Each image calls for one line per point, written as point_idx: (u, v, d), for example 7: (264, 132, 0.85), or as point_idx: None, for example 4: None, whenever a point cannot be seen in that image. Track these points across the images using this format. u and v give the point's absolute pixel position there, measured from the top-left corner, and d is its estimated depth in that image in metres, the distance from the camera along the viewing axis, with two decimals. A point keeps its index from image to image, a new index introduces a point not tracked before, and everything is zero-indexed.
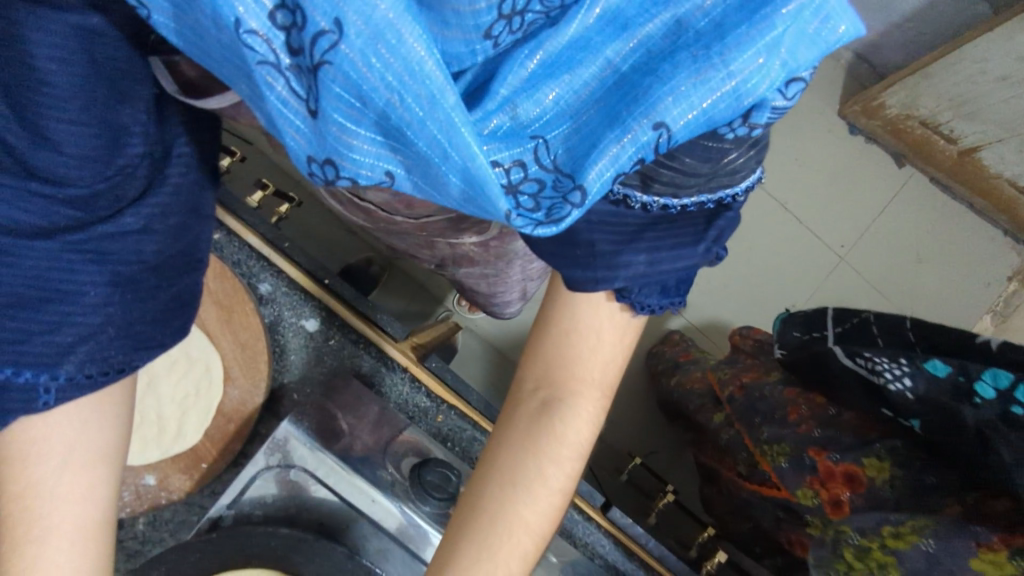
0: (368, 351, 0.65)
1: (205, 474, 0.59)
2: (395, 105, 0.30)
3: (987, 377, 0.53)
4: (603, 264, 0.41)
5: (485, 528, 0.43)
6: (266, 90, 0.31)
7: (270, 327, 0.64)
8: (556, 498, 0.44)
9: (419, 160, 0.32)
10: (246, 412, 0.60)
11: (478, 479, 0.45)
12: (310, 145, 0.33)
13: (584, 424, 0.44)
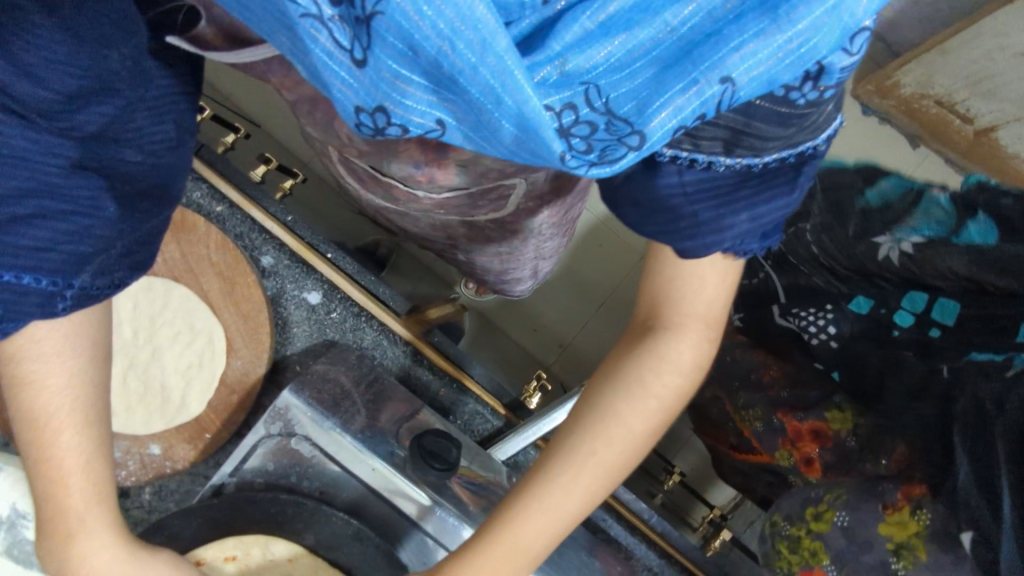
0: (369, 324, 0.65)
1: (210, 445, 0.60)
2: (446, 51, 0.28)
3: (904, 307, 0.68)
4: (708, 231, 0.45)
5: (592, 421, 0.48)
6: (309, 44, 0.29)
7: (272, 300, 0.64)
8: (659, 409, 0.48)
9: (470, 105, 0.30)
10: (248, 383, 0.61)
11: (594, 382, 0.50)
12: (357, 95, 0.31)
13: (687, 351, 0.48)
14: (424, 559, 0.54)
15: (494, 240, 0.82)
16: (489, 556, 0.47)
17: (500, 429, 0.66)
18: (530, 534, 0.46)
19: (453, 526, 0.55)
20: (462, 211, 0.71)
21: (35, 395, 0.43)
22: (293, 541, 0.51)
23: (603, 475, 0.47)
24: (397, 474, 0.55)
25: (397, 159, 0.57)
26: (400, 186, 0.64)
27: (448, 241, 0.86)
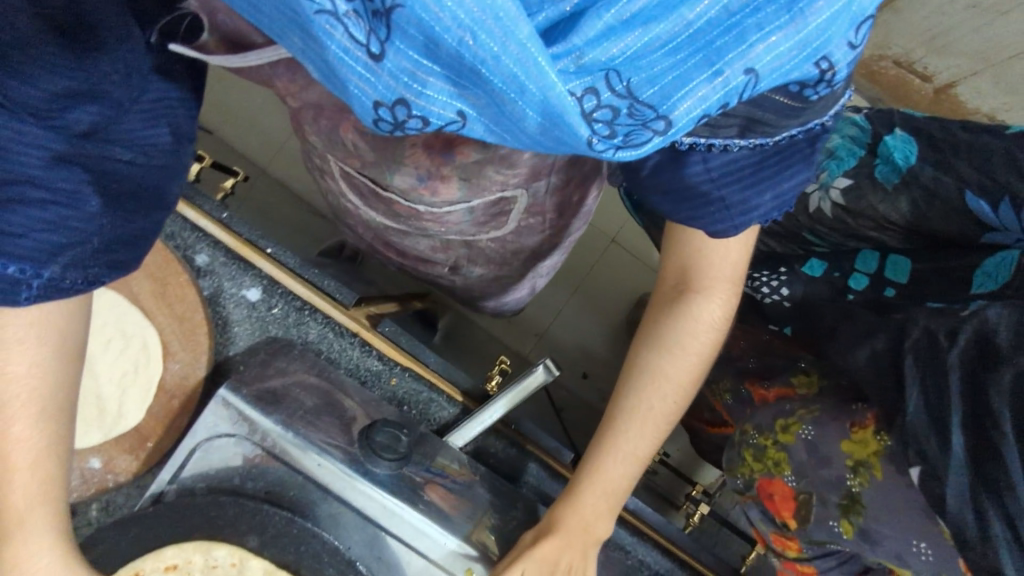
0: (314, 318, 0.63)
1: (153, 454, 0.57)
2: (467, 42, 0.31)
3: (857, 269, 0.73)
4: (736, 211, 0.51)
5: (645, 381, 0.60)
6: (325, 40, 0.32)
7: (210, 300, 0.62)
8: (698, 359, 0.59)
9: (493, 96, 0.33)
10: (190, 386, 0.58)
11: (638, 346, 0.61)
12: (377, 89, 0.34)
13: (717, 310, 0.58)
14: (377, 553, 0.52)
15: (495, 260, 0.91)
16: (586, 500, 0.58)
17: (458, 416, 0.64)
18: (614, 478, 0.59)
19: (405, 515, 0.52)
20: (466, 231, 0.79)
21: (1, 384, 0.44)
22: (233, 544, 0.48)
23: (664, 417, 0.60)
24: (343, 467, 0.52)
25: (402, 169, 0.65)
26: (403, 199, 0.71)
27: (448, 261, 0.92)
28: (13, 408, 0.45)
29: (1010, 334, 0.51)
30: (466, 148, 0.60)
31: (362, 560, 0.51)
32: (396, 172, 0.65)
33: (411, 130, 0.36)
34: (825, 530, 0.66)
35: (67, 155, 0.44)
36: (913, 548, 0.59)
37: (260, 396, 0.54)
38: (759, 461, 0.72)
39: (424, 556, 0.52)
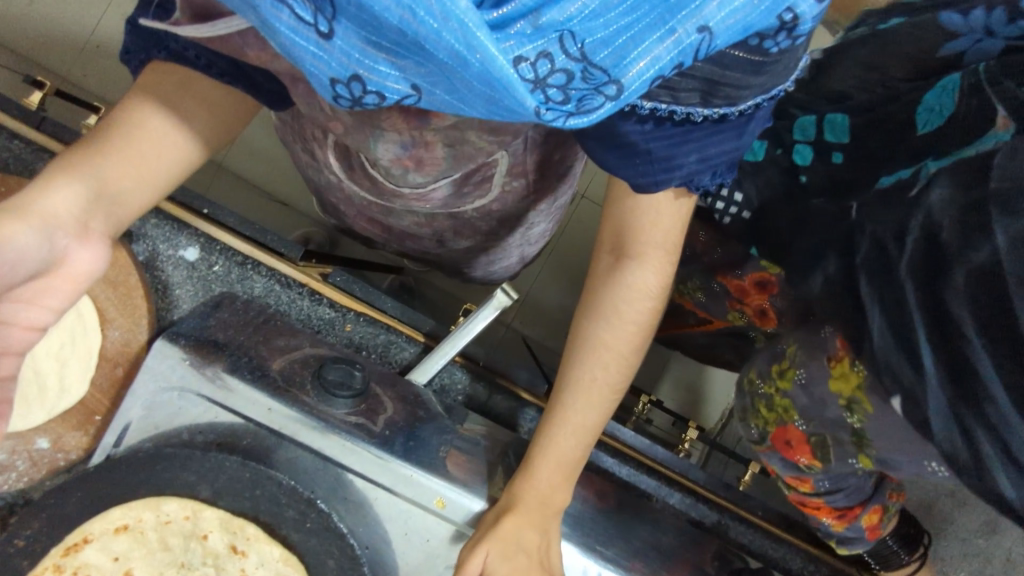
0: (257, 269, 0.60)
1: (102, 427, 0.54)
2: (408, 20, 0.28)
3: (799, 140, 0.61)
4: (659, 166, 0.44)
5: (583, 353, 0.52)
6: (273, 22, 0.29)
7: (147, 265, 0.59)
8: (638, 330, 0.52)
9: (439, 68, 0.30)
10: (132, 352, 0.56)
11: (577, 316, 0.53)
12: (330, 68, 0.31)
13: (656, 276, 0.50)
14: (343, 494, 0.49)
15: (482, 230, 0.80)
16: (539, 474, 0.51)
17: (419, 354, 0.62)
18: (562, 457, 0.52)
19: (365, 450, 0.50)
20: (448, 203, 0.68)
21: (182, 106, 0.46)
22: (187, 495, 0.46)
23: (608, 392, 0.52)
24: (293, 409, 0.50)
25: (383, 136, 0.50)
26: (387, 179, 0.61)
27: (432, 234, 0.80)
28: (180, 140, 0.47)
29: (953, 228, 0.44)
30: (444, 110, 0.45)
31: (325, 500, 0.48)
32: (375, 143, 0.51)
33: (368, 105, 0.33)
34: (846, 468, 0.63)
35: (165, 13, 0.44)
36: (930, 467, 0.58)
37: (202, 346, 0.52)
38: (770, 410, 0.69)
39: (391, 491, 0.50)
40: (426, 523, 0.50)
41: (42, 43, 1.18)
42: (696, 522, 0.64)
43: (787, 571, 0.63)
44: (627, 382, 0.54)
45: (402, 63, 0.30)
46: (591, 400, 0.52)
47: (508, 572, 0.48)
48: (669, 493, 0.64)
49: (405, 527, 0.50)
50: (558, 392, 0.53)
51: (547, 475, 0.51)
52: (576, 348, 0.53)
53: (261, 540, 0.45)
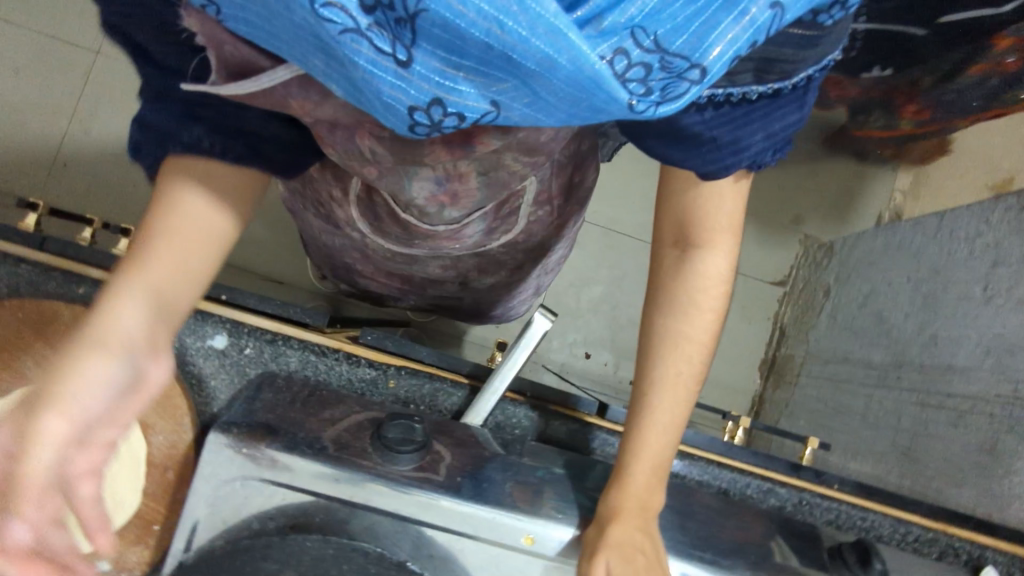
0: (289, 344, 0.59)
1: (161, 537, 0.53)
2: (496, 32, 0.30)
3: None
4: (727, 151, 0.47)
5: (664, 347, 0.52)
6: (353, 56, 0.32)
7: (178, 362, 0.58)
8: (714, 317, 0.53)
9: (526, 77, 0.32)
10: (180, 454, 0.54)
11: (648, 310, 0.54)
12: (410, 95, 0.34)
13: (724, 259, 0.52)
14: (428, 551, 0.48)
15: (505, 265, 0.83)
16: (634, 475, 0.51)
17: (468, 397, 0.61)
18: (654, 457, 0.52)
19: (443, 503, 0.48)
20: (477, 241, 0.73)
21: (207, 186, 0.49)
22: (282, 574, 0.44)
23: (692, 383, 0.53)
24: (362, 475, 0.48)
25: (418, 174, 0.54)
26: (420, 221, 0.65)
27: (455, 275, 0.82)
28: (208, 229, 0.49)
29: None
30: (486, 136, 0.47)
31: (413, 561, 0.47)
32: (410, 184, 0.54)
33: (447, 128, 0.37)
34: None
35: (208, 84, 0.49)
36: None
37: (256, 429, 0.49)
38: None
39: (475, 538, 0.48)
40: (518, 563, 0.49)
41: (16, 168, 1.18)
42: (777, 509, 0.63)
43: (878, 537, 0.63)
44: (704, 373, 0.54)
45: (487, 79, 0.33)
46: (676, 394, 0.52)
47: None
48: (745, 483, 0.63)
49: (499, 571, 0.48)
50: (641, 389, 0.53)
51: (640, 476, 0.51)
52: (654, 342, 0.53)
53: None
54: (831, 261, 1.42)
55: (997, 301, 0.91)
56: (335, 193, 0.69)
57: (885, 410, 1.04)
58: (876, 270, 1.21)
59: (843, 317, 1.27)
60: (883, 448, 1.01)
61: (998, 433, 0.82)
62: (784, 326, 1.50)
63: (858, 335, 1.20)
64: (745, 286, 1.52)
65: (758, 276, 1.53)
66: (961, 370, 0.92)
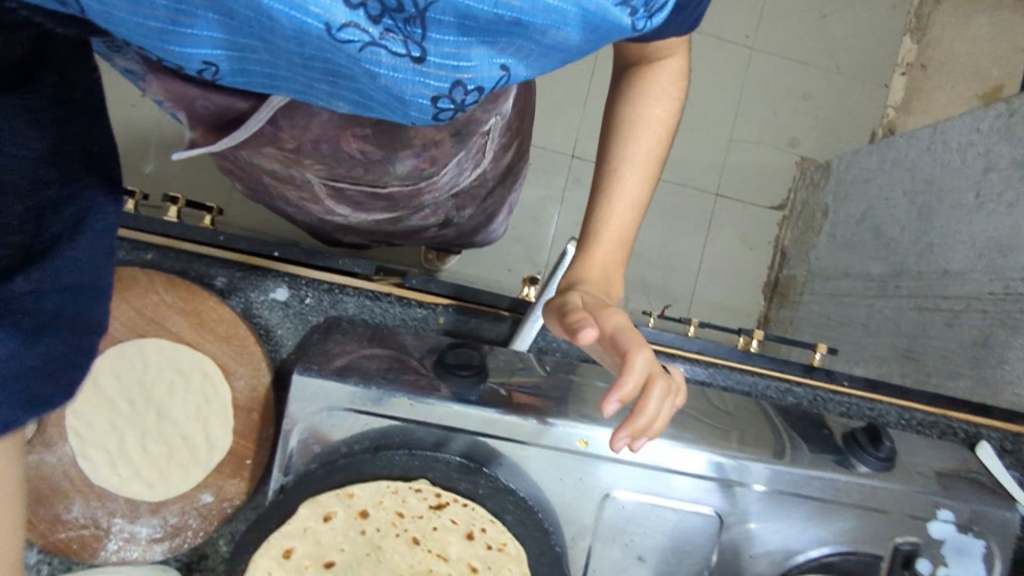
0: (345, 292, 0.64)
1: (254, 469, 0.60)
2: (501, 1, 0.37)
3: None
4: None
5: (623, 133, 0.62)
6: (376, 66, 0.38)
7: (247, 315, 0.63)
8: (666, 116, 0.62)
9: (525, 33, 0.40)
10: (260, 395, 0.60)
11: (610, 112, 0.64)
12: (433, 84, 0.40)
13: (671, 70, 0.61)
14: (495, 457, 0.55)
15: (479, 195, 0.89)
16: (600, 237, 0.60)
17: (511, 327, 0.67)
18: (620, 222, 0.61)
19: (501, 416, 0.55)
20: (451, 184, 0.77)
21: None
22: (381, 479, 0.51)
23: (650, 167, 0.62)
24: (431, 398, 0.54)
25: (397, 156, 0.63)
26: (398, 186, 0.70)
27: (438, 220, 0.88)
28: None
29: None
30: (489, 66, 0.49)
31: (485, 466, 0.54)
32: (394, 161, 0.63)
33: (465, 107, 0.44)
34: None
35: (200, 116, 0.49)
36: None
37: (331, 367, 0.55)
38: None
39: (535, 444, 0.55)
40: (574, 463, 0.56)
41: None
42: (795, 407, 0.70)
43: (887, 425, 0.70)
44: (660, 168, 0.64)
45: (490, 51, 0.41)
46: (632, 170, 0.61)
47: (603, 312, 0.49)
48: (765, 386, 0.70)
49: (557, 471, 0.56)
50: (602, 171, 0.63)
51: (605, 233, 0.60)
52: (614, 133, 0.63)
53: (461, 500, 0.51)
54: (828, 181, 1.46)
55: (988, 206, 0.96)
56: (305, 193, 0.74)
57: (885, 318, 1.11)
58: (873, 186, 1.26)
59: (843, 234, 1.33)
60: (884, 352, 1.09)
61: (991, 327, 0.89)
62: (785, 248, 1.56)
63: (858, 250, 1.26)
64: (744, 212, 1.57)
65: (756, 202, 1.57)
66: (956, 273, 0.98)
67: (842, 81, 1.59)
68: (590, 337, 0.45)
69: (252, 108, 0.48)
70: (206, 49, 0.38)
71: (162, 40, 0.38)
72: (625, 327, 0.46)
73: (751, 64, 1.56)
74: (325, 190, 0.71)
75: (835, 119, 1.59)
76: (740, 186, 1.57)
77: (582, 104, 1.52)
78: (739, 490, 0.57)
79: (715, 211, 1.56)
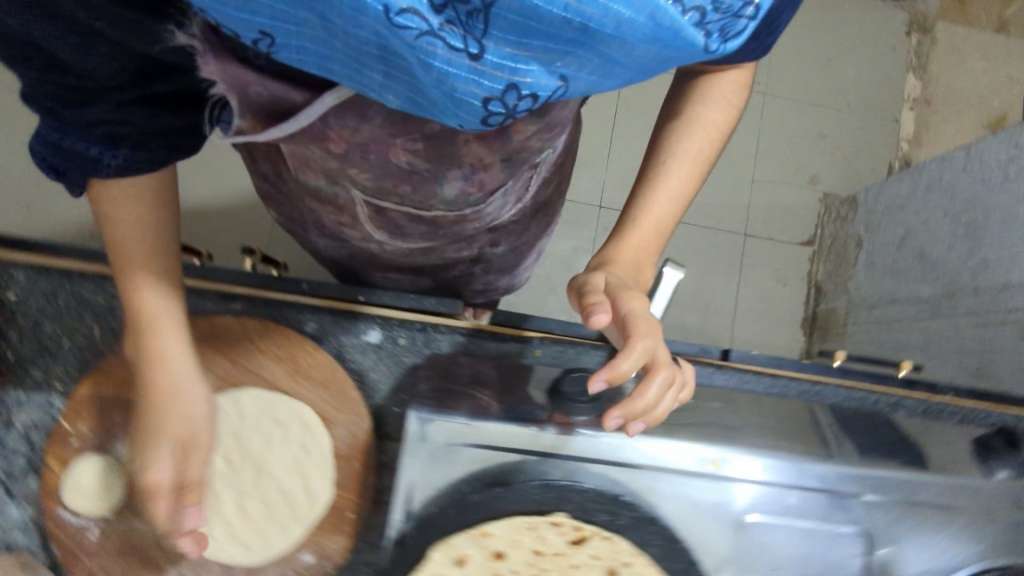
0: (439, 330, 0.62)
1: (356, 522, 0.57)
2: (574, 5, 0.32)
3: None
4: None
5: (678, 131, 0.64)
6: (429, 58, 0.34)
7: (338, 358, 0.61)
8: (718, 123, 0.63)
9: (599, 45, 0.34)
10: (360, 443, 0.59)
11: (668, 112, 0.65)
12: (487, 86, 0.36)
13: (732, 83, 0.62)
14: (628, 484, 0.60)
15: (515, 232, 0.86)
16: (638, 222, 0.62)
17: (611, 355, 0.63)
18: (660, 212, 0.63)
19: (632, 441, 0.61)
20: (493, 217, 0.75)
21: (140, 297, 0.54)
22: (518, 516, 0.58)
23: (698, 168, 0.64)
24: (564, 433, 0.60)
25: (445, 176, 0.59)
26: (443, 212, 0.67)
27: (472, 254, 0.86)
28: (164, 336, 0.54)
29: None
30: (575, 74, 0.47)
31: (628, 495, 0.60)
32: (442, 179, 0.59)
33: (520, 111, 0.39)
34: None
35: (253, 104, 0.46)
36: None
37: (450, 408, 0.60)
38: None
39: (664, 465, 0.61)
40: (701, 480, 0.62)
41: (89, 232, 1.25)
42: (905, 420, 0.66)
43: None
44: (706, 171, 0.65)
45: (557, 59, 0.35)
46: (677, 164, 0.63)
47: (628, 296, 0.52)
48: (870, 401, 0.67)
49: (685, 492, 0.61)
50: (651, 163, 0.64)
51: (642, 216, 0.62)
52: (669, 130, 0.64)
53: (602, 534, 0.59)
54: (857, 213, 1.48)
55: None
56: (343, 217, 0.72)
57: (945, 338, 1.10)
58: (908, 212, 1.27)
59: (882, 261, 1.32)
60: (950, 374, 1.07)
61: None
62: (819, 282, 1.55)
63: (902, 276, 1.25)
64: (774, 250, 1.57)
65: (784, 238, 1.58)
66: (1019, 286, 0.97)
67: (854, 119, 1.63)
68: (602, 319, 0.49)
69: (305, 102, 0.45)
70: (259, 16, 0.34)
71: (220, 3, 0.34)
72: (637, 312, 0.50)
73: (764, 109, 1.62)
74: (364, 215, 0.69)
75: (852, 152, 1.62)
76: (767, 223, 1.58)
77: (605, 156, 1.55)
78: (852, 502, 0.63)
79: (745, 250, 1.56)
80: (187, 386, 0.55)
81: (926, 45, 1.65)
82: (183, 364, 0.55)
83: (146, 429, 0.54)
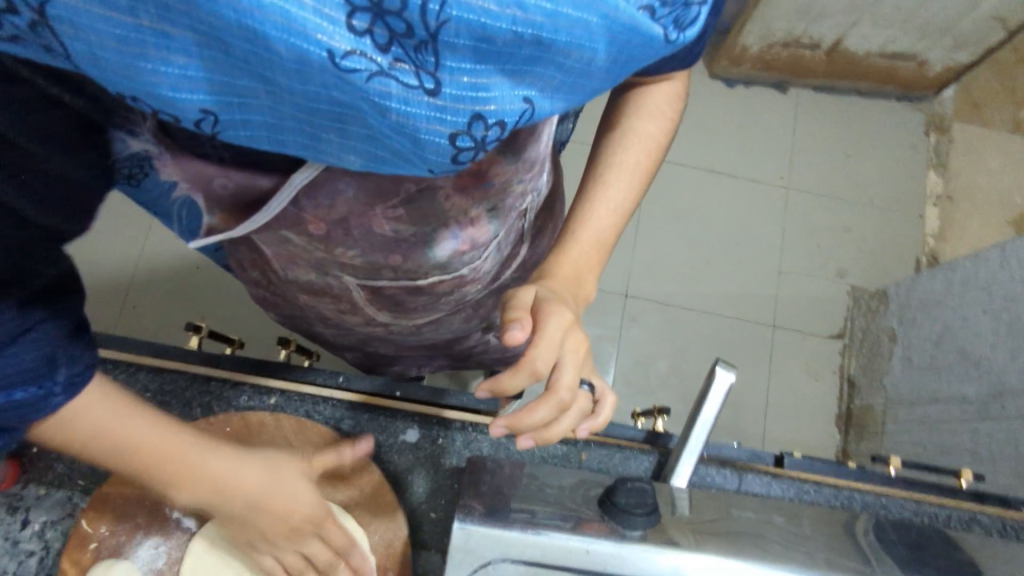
0: (478, 430, 0.62)
1: None
2: (522, 15, 0.29)
3: None
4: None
5: (614, 143, 0.63)
6: (385, 101, 0.31)
7: (375, 456, 0.61)
8: (653, 140, 0.63)
9: (550, 58, 0.32)
10: (395, 552, 0.56)
11: (603, 129, 0.65)
12: (451, 123, 0.33)
13: (665, 99, 0.62)
14: None
15: None
16: (578, 235, 0.61)
17: (658, 464, 0.61)
18: (599, 225, 0.62)
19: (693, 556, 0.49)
20: (494, 278, 0.73)
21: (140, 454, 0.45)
22: None
23: (639, 179, 0.63)
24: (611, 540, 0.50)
25: (433, 238, 0.57)
26: (438, 280, 0.64)
27: (483, 324, 0.84)
28: (186, 469, 0.46)
29: None
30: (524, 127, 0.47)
31: None
32: (430, 245, 0.58)
33: (490, 143, 0.36)
34: None
35: (229, 189, 0.49)
36: None
37: (494, 514, 0.51)
38: None
39: None
40: None
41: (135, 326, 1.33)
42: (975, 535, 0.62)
43: None
44: (645, 185, 0.65)
45: (516, 80, 0.33)
46: (612, 179, 0.62)
47: (556, 317, 0.51)
48: (936, 513, 0.63)
49: None
50: (588, 174, 0.64)
51: (582, 225, 0.61)
52: (604, 144, 0.64)
53: None
54: (889, 307, 1.46)
55: None
56: (343, 307, 0.70)
57: (998, 440, 1.04)
58: (945, 307, 1.25)
59: (920, 357, 1.29)
60: (1009, 478, 1.00)
61: None
62: (853, 377, 1.50)
63: (942, 372, 1.21)
64: (804, 342, 1.54)
65: (813, 330, 1.55)
66: None
67: (878, 213, 1.64)
68: (518, 337, 0.48)
69: (274, 185, 0.48)
70: (197, 93, 0.31)
71: (154, 86, 0.30)
72: (555, 332, 0.51)
73: (789, 201, 1.63)
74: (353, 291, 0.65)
75: (877, 241, 1.62)
76: (795, 313, 1.56)
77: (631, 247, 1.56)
78: None
79: (775, 343, 1.53)
80: (280, 491, 0.50)
81: (945, 144, 1.68)
82: (254, 481, 0.49)
83: (260, 537, 0.52)
